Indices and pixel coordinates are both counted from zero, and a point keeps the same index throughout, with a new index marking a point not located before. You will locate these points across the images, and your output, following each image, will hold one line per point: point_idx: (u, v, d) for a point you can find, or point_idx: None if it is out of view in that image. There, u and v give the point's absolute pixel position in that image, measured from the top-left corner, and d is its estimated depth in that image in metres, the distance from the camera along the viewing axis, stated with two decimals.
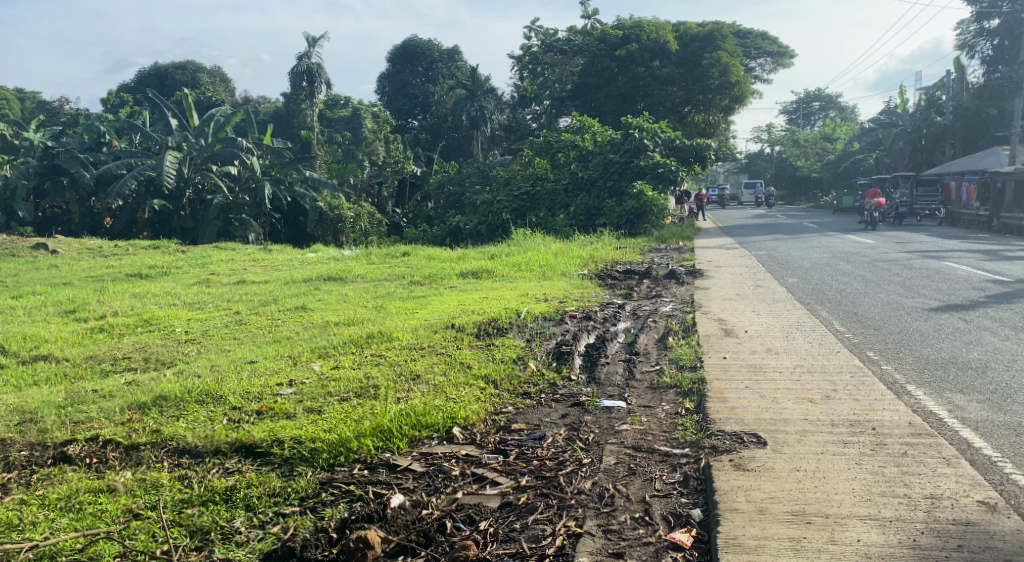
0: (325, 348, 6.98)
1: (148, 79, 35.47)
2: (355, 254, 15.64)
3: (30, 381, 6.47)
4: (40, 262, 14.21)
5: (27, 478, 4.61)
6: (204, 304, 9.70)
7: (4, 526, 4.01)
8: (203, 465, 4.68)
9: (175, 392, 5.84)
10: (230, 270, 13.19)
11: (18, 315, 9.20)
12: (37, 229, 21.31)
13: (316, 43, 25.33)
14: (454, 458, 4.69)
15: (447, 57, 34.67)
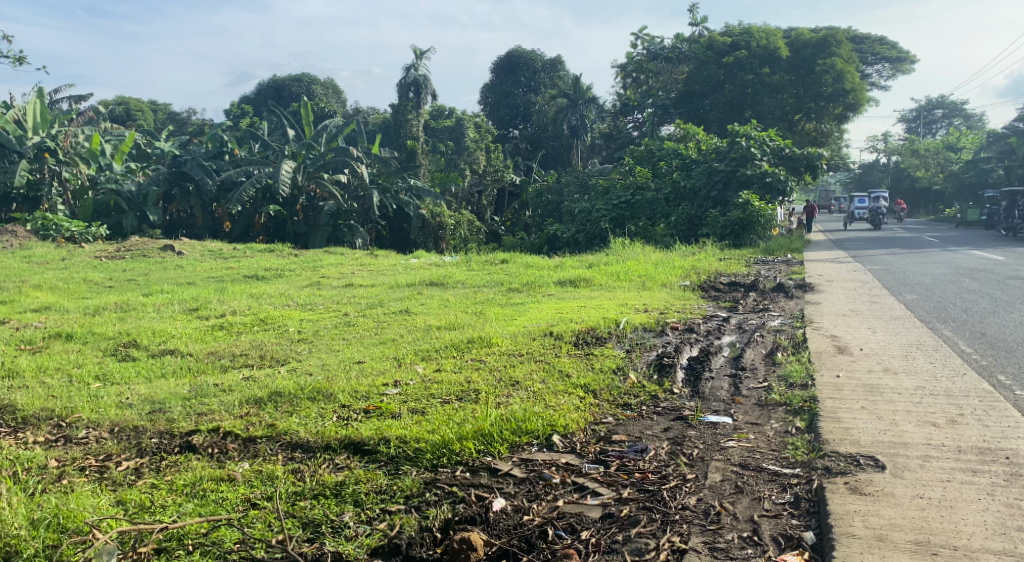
0: (428, 351, 7.12)
1: (267, 91, 37.11)
2: (456, 260, 15.84)
3: (159, 373, 6.88)
4: (167, 262, 15.11)
5: (157, 464, 4.89)
6: (316, 305, 10.06)
7: (138, 508, 4.26)
8: (314, 460, 4.86)
9: (289, 389, 6.09)
10: (339, 273, 13.62)
11: (147, 312, 9.77)
12: (164, 232, 22.60)
13: (422, 54, 25.83)
14: (554, 466, 4.70)
15: (550, 67, 34.65)
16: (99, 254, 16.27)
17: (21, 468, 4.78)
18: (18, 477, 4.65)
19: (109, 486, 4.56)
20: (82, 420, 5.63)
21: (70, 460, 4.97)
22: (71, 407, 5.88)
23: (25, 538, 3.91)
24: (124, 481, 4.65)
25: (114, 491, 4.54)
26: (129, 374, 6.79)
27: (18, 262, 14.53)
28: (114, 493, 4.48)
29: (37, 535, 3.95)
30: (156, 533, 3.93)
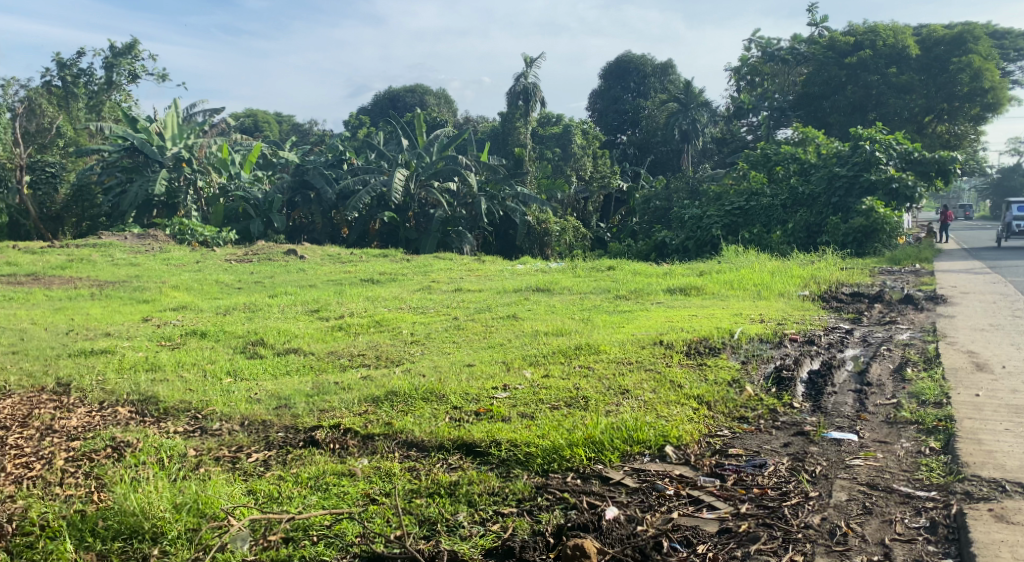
0: (536, 356, 7.15)
1: (383, 102, 38.28)
2: (563, 266, 15.85)
3: (284, 370, 7.21)
4: (291, 266, 15.82)
5: (283, 456, 5.13)
6: (427, 309, 10.29)
7: (267, 498, 4.49)
8: (428, 459, 4.97)
9: (404, 389, 6.25)
10: (448, 278, 13.89)
11: (273, 312, 10.27)
12: (287, 237, 23.63)
13: (531, 62, 25.87)
14: (668, 477, 4.62)
15: (661, 71, 34.25)
16: (229, 257, 17.18)
17: (165, 455, 5.13)
18: (161, 463, 5.00)
19: (240, 476, 4.83)
20: (215, 413, 5.97)
21: (206, 449, 5.28)
22: (206, 400, 6.24)
23: (168, 520, 4.21)
24: (254, 472, 4.90)
25: (245, 481, 4.79)
26: (257, 371, 7.15)
27: (158, 264, 15.56)
28: (246, 482, 4.74)
29: (180, 518, 4.24)
30: (285, 523, 4.15)
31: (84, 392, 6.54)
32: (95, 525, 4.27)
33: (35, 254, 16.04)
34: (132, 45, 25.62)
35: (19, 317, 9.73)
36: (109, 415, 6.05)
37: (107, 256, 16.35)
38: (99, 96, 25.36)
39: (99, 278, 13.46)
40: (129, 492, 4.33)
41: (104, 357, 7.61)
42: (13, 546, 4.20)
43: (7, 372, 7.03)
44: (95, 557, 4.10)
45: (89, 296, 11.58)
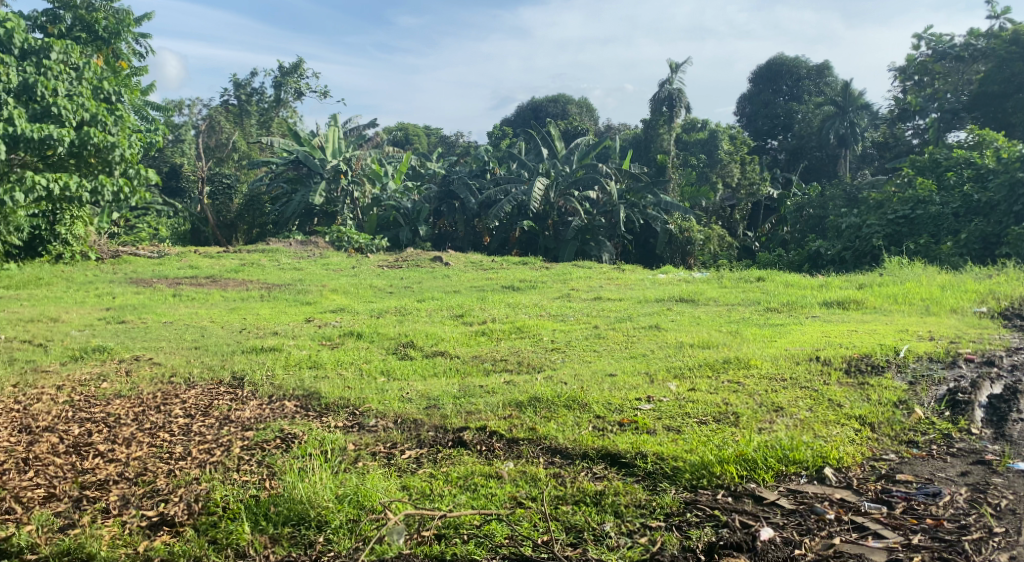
0: (681, 368, 6.99)
1: (527, 113, 38.72)
2: (708, 275, 15.50)
3: (433, 371, 7.45)
4: (437, 272, 16.32)
5: (434, 455, 5.50)
6: (567, 317, 10.30)
7: (420, 494, 4.95)
8: (573, 467, 5.14)
9: (547, 394, 6.34)
10: (588, 286, 13.87)
11: (421, 316, 10.61)
12: (432, 244, 24.31)
13: (678, 67, 25.34)
14: (827, 500, 4.44)
15: (818, 73, 32.43)
16: (381, 263, 17.88)
17: (327, 448, 5.56)
18: (325, 455, 5.46)
19: (394, 471, 5.27)
20: (371, 410, 6.32)
21: (363, 445, 5.70)
22: (362, 397, 6.58)
23: (332, 509, 4.76)
24: (407, 469, 5.33)
25: (399, 477, 5.23)
26: (407, 371, 7.41)
27: (318, 269, 16.47)
28: (400, 478, 5.20)
29: (342, 508, 4.77)
30: (437, 520, 4.53)
31: (255, 386, 6.99)
32: (267, 509, 4.84)
33: (211, 259, 17.33)
34: (298, 64, 27.17)
35: (198, 316, 10.53)
36: (277, 407, 6.48)
37: (273, 261, 17.46)
38: (269, 113, 27.13)
39: (267, 281, 14.40)
40: (296, 483, 4.91)
41: (272, 354, 8.12)
42: (199, 524, 4.79)
43: (190, 365, 7.63)
44: (268, 539, 4.64)
45: (258, 298, 12.39)
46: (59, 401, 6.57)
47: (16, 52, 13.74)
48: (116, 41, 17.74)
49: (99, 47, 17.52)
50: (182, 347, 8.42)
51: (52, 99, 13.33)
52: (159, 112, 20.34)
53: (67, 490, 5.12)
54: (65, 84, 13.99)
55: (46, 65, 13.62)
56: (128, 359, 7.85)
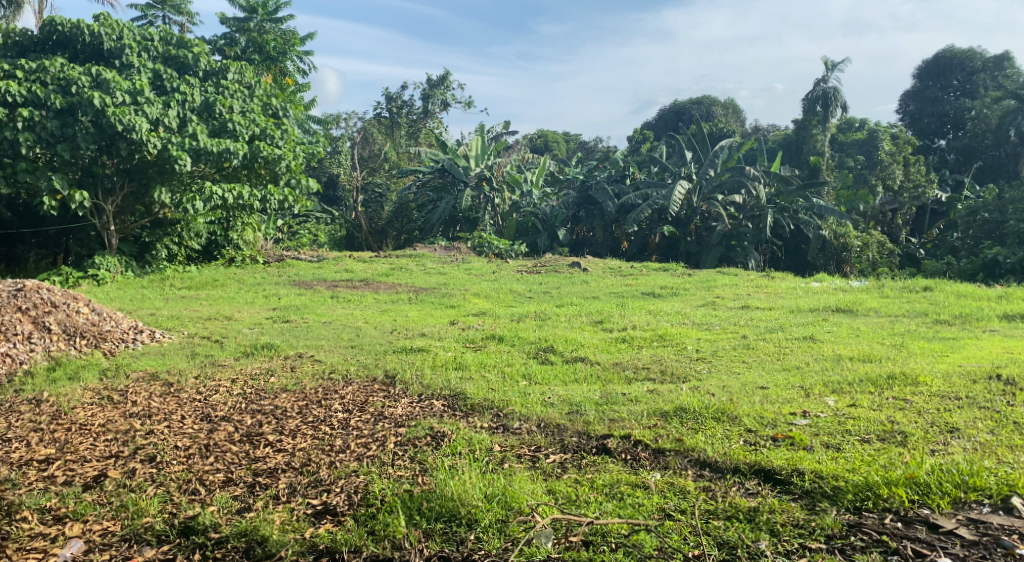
0: (840, 383, 6.61)
1: (669, 115, 38.03)
2: (867, 284, 14.65)
3: (574, 377, 7.42)
4: (576, 277, 16.33)
5: (578, 461, 5.54)
6: (713, 325, 10.01)
7: (567, 499, 5.00)
8: (724, 481, 5.03)
9: (695, 405, 6.19)
10: (735, 294, 13.44)
11: (561, 321, 10.64)
12: (571, 250, 24.32)
13: (835, 65, 24.03)
14: (1013, 532, 4.17)
15: (996, 64, 29.56)
16: (520, 268, 18.03)
17: (475, 448, 5.72)
18: (473, 455, 5.61)
19: (540, 474, 5.36)
20: (515, 412, 6.39)
21: (509, 446, 5.81)
22: (506, 399, 6.67)
23: (481, 508, 4.90)
24: (552, 473, 5.39)
25: (545, 480, 5.32)
26: (549, 376, 7.42)
27: (461, 273, 16.85)
28: (545, 481, 5.28)
29: (491, 508, 4.91)
30: (584, 526, 4.61)
31: (406, 385, 7.21)
32: (420, 504, 5.01)
33: (363, 263, 18.09)
34: (445, 77, 27.90)
35: (353, 317, 11.02)
36: (426, 406, 6.66)
37: (419, 266, 18.01)
38: (417, 124, 28.08)
39: (414, 285, 14.89)
40: (448, 481, 5.09)
41: (421, 355, 8.37)
42: (359, 514, 5.02)
43: (347, 363, 7.99)
44: (422, 533, 4.81)
45: (405, 300, 12.81)
46: (233, 392, 7.04)
47: (199, 74, 14.89)
48: (283, 60, 18.92)
49: (268, 67, 18.75)
50: (339, 346, 8.82)
51: (228, 116, 14.40)
52: (319, 125, 21.58)
53: (243, 476, 5.48)
54: (239, 102, 15.06)
55: (223, 85, 14.69)
56: (292, 356, 8.33)
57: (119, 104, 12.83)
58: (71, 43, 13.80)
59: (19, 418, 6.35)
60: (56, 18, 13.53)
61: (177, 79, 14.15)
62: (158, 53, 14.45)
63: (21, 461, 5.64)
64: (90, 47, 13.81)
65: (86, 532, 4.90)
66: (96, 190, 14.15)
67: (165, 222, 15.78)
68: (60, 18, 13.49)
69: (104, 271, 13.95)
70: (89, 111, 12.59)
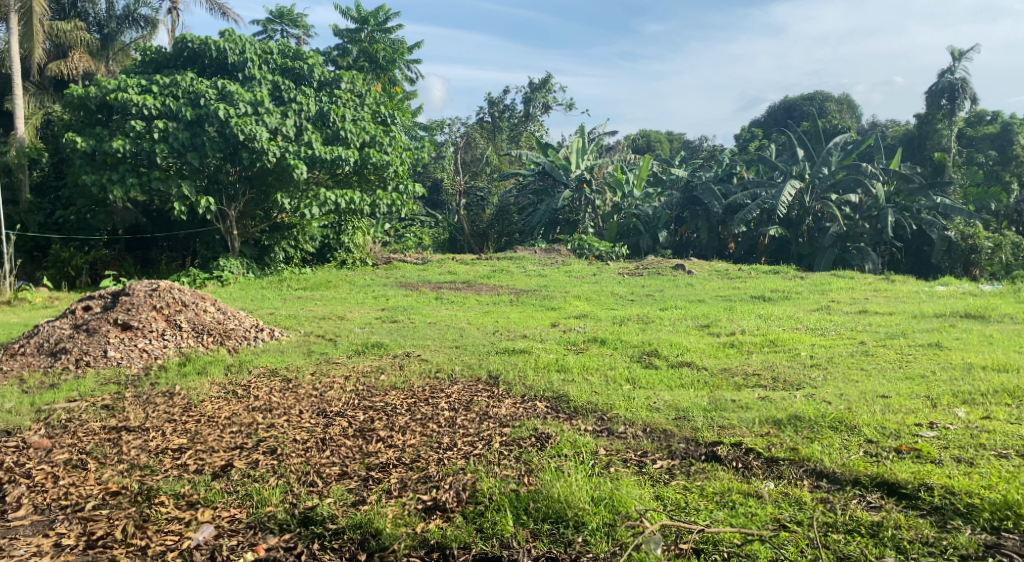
0: (971, 394, 6.24)
1: (779, 113, 36.89)
2: (997, 288, 13.80)
3: (680, 382, 7.28)
4: (681, 280, 16.05)
5: (687, 467, 5.47)
6: (828, 331, 9.64)
7: (675, 506, 4.98)
8: (843, 493, 4.94)
9: (809, 413, 5.98)
10: (851, 298, 12.89)
11: (665, 324, 10.48)
12: (675, 252, 23.86)
13: (963, 56, 22.67)
14: None
15: None
16: (623, 270, 17.88)
17: (581, 450, 5.70)
18: (579, 457, 5.60)
19: (648, 479, 5.32)
20: (620, 416, 6.33)
21: (615, 450, 5.76)
22: (610, 403, 6.60)
23: (589, 511, 4.90)
24: (660, 479, 5.33)
25: (653, 486, 5.27)
26: (653, 380, 7.31)
27: (563, 276, 16.82)
28: (654, 486, 5.25)
29: (599, 511, 4.91)
30: (695, 534, 4.64)
31: (509, 386, 7.24)
32: (527, 504, 5.08)
33: (467, 265, 18.30)
34: (547, 80, 27.95)
35: (457, 318, 11.17)
36: (530, 407, 6.67)
37: (521, 268, 18.10)
38: (519, 127, 28.25)
39: (516, 287, 14.98)
40: (554, 482, 5.12)
41: (523, 356, 8.40)
42: (468, 512, 5.11)
43: (452, 363, 8.10)
44: (530, 533, 4.89)
45: (508, 302, 12.90)
46: (346, 389, 7.25)
47: (314, 84, 15.41)
48: (391, 68, 19.43)
49: (378, 75, 19.29)
50: (444, 346, 8.95)
51: (340, 125, 14.88)
52: (426, 131, 22.08)
53: (356, 470, 5.63)
54: (351, 110, 15.52)
55: (336, 94, 15.16)
56: (399, 355, 8.51)
57: (242, 114, 13.50)
58: (200, 58, 14.56)
59: (155, 409, 6.73)
60: (187, 36, 14.28)
61: (294, 90, 14.72)
62: (276, 65, 14.99)
63: (157, 449, 5.97)
64: (217, 61, 14.56)
65: (216, 518, 5.14)
66: (221, 197, 14.92)
67: (282, 226, 16.46)
68: (190, 35, 14.24)
69: (227, 273, 14.66)
70: (216, 123, 13.26)
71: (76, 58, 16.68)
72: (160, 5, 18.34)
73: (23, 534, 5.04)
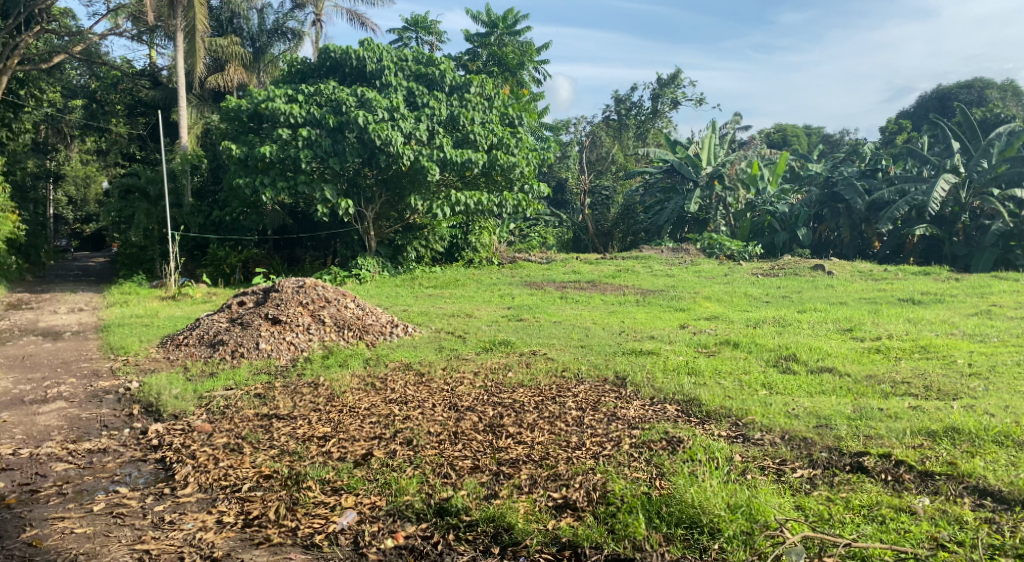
0: None
1: (930, 103, 34.70)
2: None
3: (820, 389, 6.92)
4: (819, 281, 15.32)
5: (830, 478, 5.24)
6: (987, 337, 8.92)
7: (818, 518, 4.81)
8: (1010, 514, 4.73)
9: (969, 426, 5.62)
10: (1014, 302, 11.91)
11: (803, 328, 10.01)
12: (813, 252, 22.76)
13: None
14: None
15: None
16: (756, 271, 17.28)
17: (715, 455, 5.52)
18: (713, 463, 5.42)
19: (788, 488, 5.13)
20: (755, 422, 6.08)
21: (751, 457, 5.55)
22: (745, 409, 6.35)
23: (725, 519, 4.80)
24: (801, 489, 5.14)
25: (793, 495, 5.09)
26: (792, 386, 6.99)
27: (691, 276, 16.42)
28: (794, 496, 5.07)
29: (735, 519, 4.79)
30: (841, 548, 4.49)
31: (638, 387, 7.11)
32: (659, 508, 5.00)
33: (591, 265, 18.19)
34: (676, 75, 27.36)
35: (584, 318, 11.07)
36: (660, 410, 6.51)
37: (648, 267, 17.80)
38: (646, 124, 27.81)
39: (643, 287, 14.74)
40: (688, 487, 5.03)
41: (651, 357, 8.23)
42: (599, 512, 5.06)
43: (579, 362, 8.03)
44: (663, 537, 4.83)
45: (634, 302, 12.71)
46: (476, 384, 7.33)
47: (446, 89, 15.60)
48: (519, 71, 19.56)
49: (507, 78, 19.47)
50: (571, 345, 8.90)
51: (470, 128, 15.11)
52: (551, 131, 22.10)
53: (488, 464, 5.66)
54: (480, 113, 15.73)
55: (466, 98, 15.33)
56: (525, 353, 8.51)
57: (379, 120, 13.93)
58: (340, 67, 15.15)
59: (301, 399, 7.03)
60: (329, 46, 14.90)
61: (427, 95, 15.01)
62: (410, 72, 15.34)
63: (304, 437, 6.22)
64: (356, 70, 15.07)
65: (358, 504, 5.31)
66: (359, 199, 15.51)
67: (415, 226, 16.90)
68: (332, 46, 14.82)
69: (364, 271, 15.21)
70: (355, 128, 13.82)
71: (232, 71, 17.89)
72: (305, 18, 19.22)
73: (190, 510, 5.37)
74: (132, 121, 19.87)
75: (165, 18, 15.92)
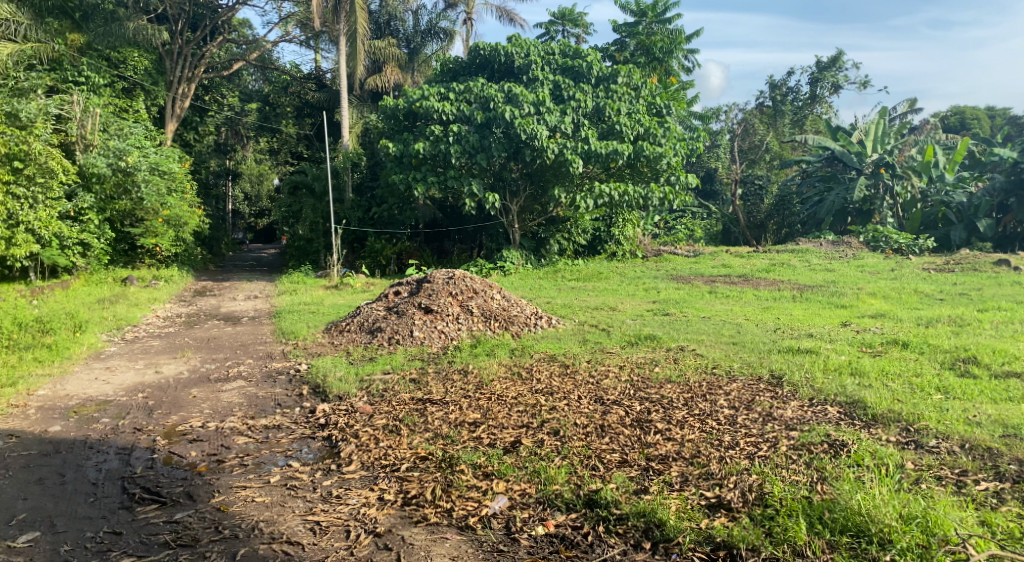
0: None
1: None
2: None
3: (1007, 396, 6.23)
4: (1003, 278, 13.95)
5: (1020, 493, 4.82)
6: None
7: (1007, 536, 4.43)
8: None
9: None
10: None
11: (985, 328, 9.13)
12: (997, 247, 20.55)
13: None
14: None
15: None
16: (929, 266, 16.00)
17: (885, 462, 5.12)
18: (883, 470, 5.03)
19: (970, 502, 4.74)
20: (929, 429, 5.57)
21: (925, 465, 5.12)
22: (918, 413, 5.82)
23: (897, 529, 4.47)
24: (986, 503, 4.74)
25: (977, 509, 4.70)
26: (973, 392, 6.33)
27: (853, 271, 15.42)
28: (978, 510, 4.68)
29: (909, 530, 4.46)
30: None
31: (795, 387, 6.68)
32: (821, 514, 4.69)
33: (743, 258, 17.46)
34: (837, 58, 25.67)
35: (735, 313, 10.59)
36: (820, 411, 6.10)
37: (804, 262, 16.87)
38: (802, 110, 26.30)
39: (799, 282, 13.98)
40: (854, 493, 4.71)
41: (810, 356, 7.74)
42: (755, 513, 4.79)
43: (730, 359, 7.67)
44: (827, 544, 4.53)
45: (790, 298, 12.06)
46: (621, 379, 7.15)
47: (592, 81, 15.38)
48: (669, 59, 19.06)
49: (656, 67, 19.02)
50: (721, 341, 8.52)
51: (615, 119, 14.81)
52: (701, 120, 21.42)
53: (637, 459, 5.48)
54: (627, 103, 15.38)
55: (613, 89, 15.06)
56: (673, 348, 8.22)
57: (526, 115, 13.95)
58: (490, 64, 15.43)
59: (453, 385, 7.11)
60: (480, 44, 15.18)
61: (573, 88, 14.89)
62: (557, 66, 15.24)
63: (455, 422, 6.28)
64: (505, 66, 15.31)
65: (509, 490, 5.28)
66: (505, 193, 15.66)
67: (558, 219, 16.86)
68: (483, 44, 15.09)
69: (509, 263, 15.33)
70: (502, 124, 13.93)
71: (389, 72, 18.49)
72: (457, 17, 19.54)
73: (354, 486, 5.52)
74: (299, 120, 20.94)
75: (330, 22, 16.62)
